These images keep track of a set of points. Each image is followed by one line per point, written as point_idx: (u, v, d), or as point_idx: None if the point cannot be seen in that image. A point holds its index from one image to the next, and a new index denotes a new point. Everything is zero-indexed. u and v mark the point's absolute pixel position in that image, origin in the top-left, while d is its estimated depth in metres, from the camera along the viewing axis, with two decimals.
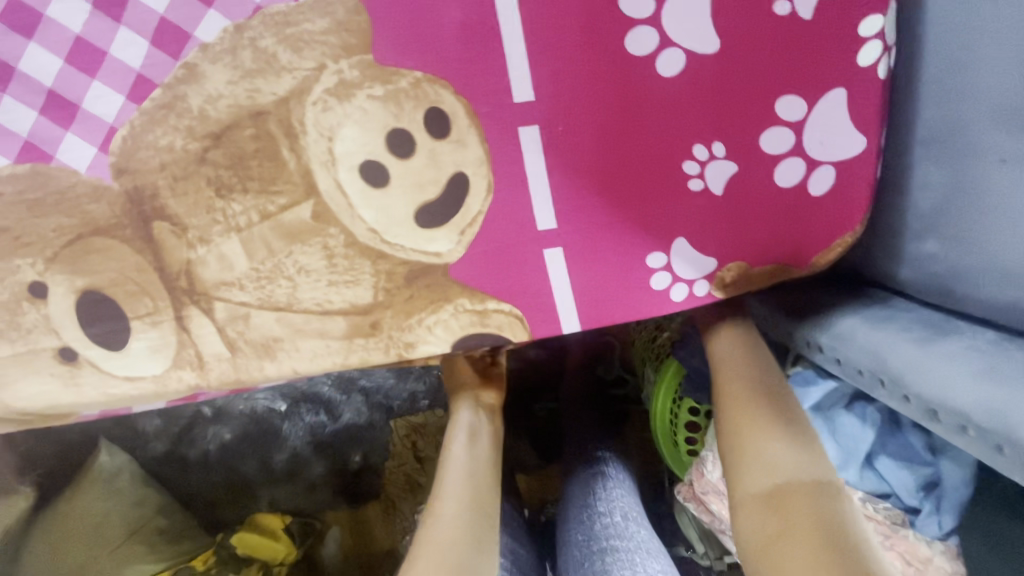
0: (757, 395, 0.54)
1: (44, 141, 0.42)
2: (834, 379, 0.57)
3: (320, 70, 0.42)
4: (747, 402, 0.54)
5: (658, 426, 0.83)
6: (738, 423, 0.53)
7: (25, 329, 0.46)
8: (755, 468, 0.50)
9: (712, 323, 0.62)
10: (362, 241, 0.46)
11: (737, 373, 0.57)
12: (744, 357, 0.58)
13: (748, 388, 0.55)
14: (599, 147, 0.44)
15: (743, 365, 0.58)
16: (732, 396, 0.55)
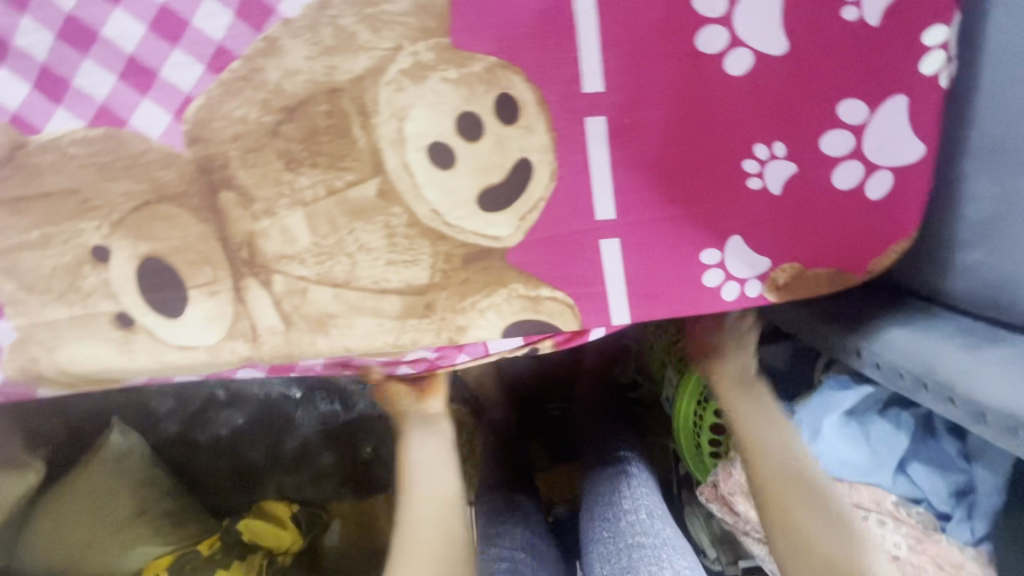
0: (792, 480, 0.55)
1: (119, 106, 0.43)
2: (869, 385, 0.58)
3: (397, 50, 0.43)
4: (787, 484, 0.54)
5: (681, 428, 0.84)
6: (780, 514, 0.54)
7: (85, 292, 0.46)
8: (818, 574, 0.50)
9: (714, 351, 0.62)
10: (424, 222, 0.46)
11: (767, 441, 0.57)
12: (767, 423, 0.58)
13: (782, 464, 0.56)
14: (663, 141, 0.45)
15: (766, 426, 0.58)
16: (770, 480, 0.55)
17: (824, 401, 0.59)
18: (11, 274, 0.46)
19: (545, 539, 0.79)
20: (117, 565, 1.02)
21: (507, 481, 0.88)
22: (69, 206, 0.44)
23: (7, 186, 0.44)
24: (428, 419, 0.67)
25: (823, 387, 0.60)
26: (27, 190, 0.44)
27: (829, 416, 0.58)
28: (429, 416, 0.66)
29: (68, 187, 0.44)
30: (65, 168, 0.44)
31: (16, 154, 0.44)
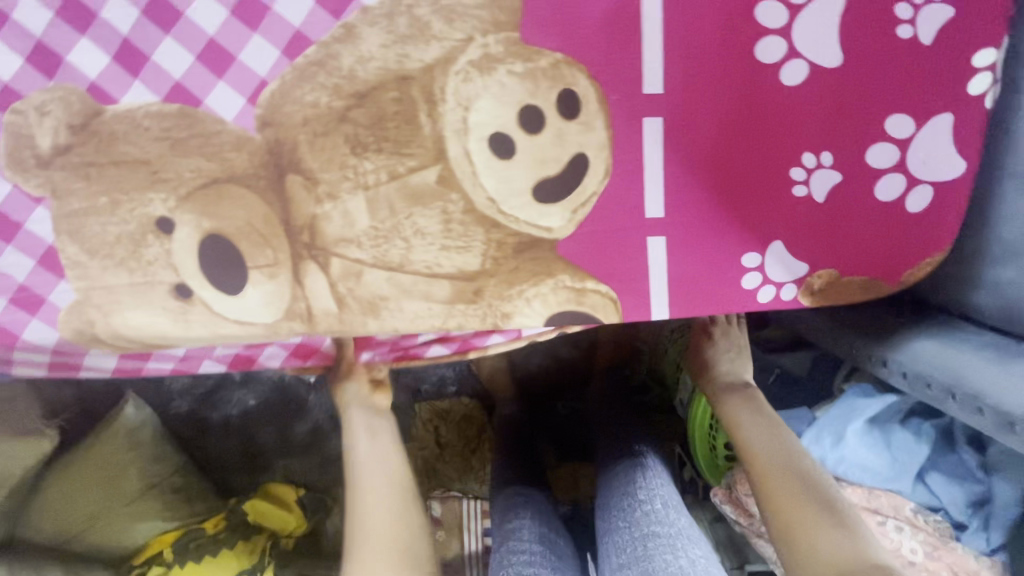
0: (789, 475, 0.54)
1: (195, 86, 0.45)
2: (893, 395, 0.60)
3: (468, 42, 0.44)
4: (773, 458, 0.56)
5: (696, 429, 0.85)
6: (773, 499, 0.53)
7: (146, 261, 0.47)
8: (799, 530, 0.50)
9: (701, 351, 0.72)
10: (480, 210, 0.48)
11: (752, 424, 0.60)
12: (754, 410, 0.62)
13: (768, 440, 0.58)
14: (716, 144, 0.47)
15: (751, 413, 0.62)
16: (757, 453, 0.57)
17: (849, 407, 0.61)
18: (74, 237, 0.47)
19: (560, 530, 0.80)
20: (121, 537, 1.05)
21: (521, 475, 0.88)
22: (139, 177, 0.46)
23: (79, 151, 0.45)
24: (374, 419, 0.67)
25: (845, 396, 0.62)
26: (99, 157, 0.46)
27: (854, 422, 0.59)
28: (376, 410, 0.67)
29: (139, 158, 0.46)
30: (138, 139, 0.45)
31: (91, 121, 0.45)
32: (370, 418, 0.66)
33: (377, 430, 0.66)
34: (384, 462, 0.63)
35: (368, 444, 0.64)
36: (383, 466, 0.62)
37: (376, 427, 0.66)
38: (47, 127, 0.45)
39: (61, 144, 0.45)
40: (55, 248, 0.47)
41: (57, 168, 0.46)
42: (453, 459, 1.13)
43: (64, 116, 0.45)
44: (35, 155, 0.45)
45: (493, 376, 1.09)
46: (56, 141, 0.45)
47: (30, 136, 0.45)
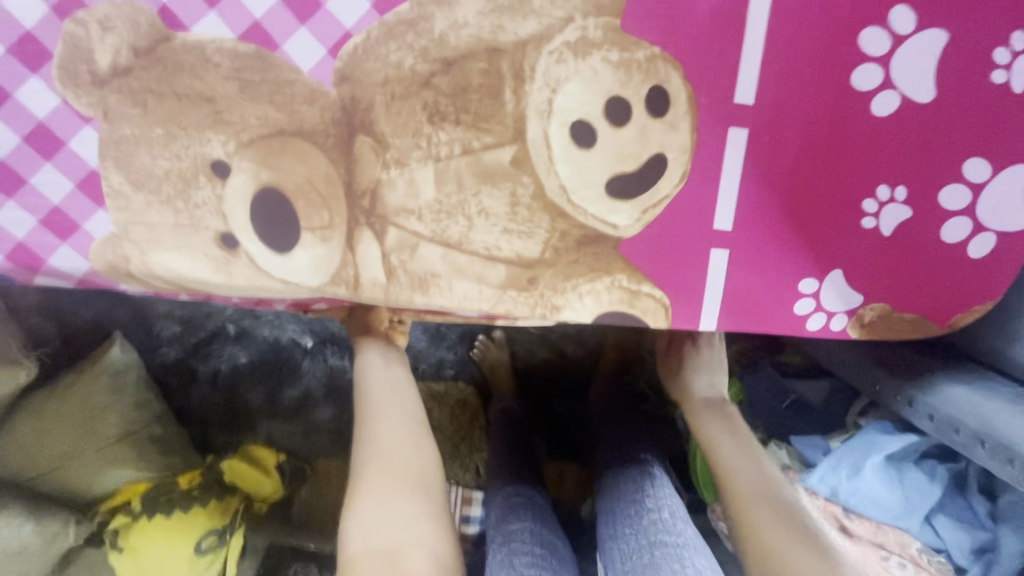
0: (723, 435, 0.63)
1: (274, 28, 0.42)
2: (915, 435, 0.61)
3: (567, 22, 0.43)
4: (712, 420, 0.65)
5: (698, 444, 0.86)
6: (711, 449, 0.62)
7: (194, 203, 0.45)
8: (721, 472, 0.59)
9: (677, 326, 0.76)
10: (550, 197, 0.46)
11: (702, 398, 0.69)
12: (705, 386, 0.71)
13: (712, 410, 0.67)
14: (796, 165, 0.47)
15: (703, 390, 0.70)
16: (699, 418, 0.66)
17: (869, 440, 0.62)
18: (121, 165, 0.44)
19: (557, 529, 0.80)
20: (90, 483, 1.01)
21: (518, 471, 0.90)
22: (200, 115, 0.44)
23: (139, 76, 0.43)
24: (387, 354, 0.75)
25: (866, 431, 0.64)
26: (160, 86, 0.43)
27: (872, 456, 0.61)
28: (387, 351, 0.75)
29: (204, 94, 0.43)
30: (205, 74, 0.43)
31: (158, 46, 0.42)
32: (387, 353, 0.75)
33: (392, 361, 0.74)
34: (397, 392, 0.70)
35: (380, 376, 0.72)
36: (396, 395, 0.70)
37: (391, 360, 0.75)
38: (108, 45, 0.42)
39: (120, 65, 0.43)
40: (97, 173, 0.44)
41: (112, 89, 0.43)
42: (442, 442, 1.12)
43: (129, 35, 0.42)
44: (90, 72, 0.43)
45: (493, 366, 1.13)
46: (116, 61, 0.42)
47: (89, 51, 0.42)
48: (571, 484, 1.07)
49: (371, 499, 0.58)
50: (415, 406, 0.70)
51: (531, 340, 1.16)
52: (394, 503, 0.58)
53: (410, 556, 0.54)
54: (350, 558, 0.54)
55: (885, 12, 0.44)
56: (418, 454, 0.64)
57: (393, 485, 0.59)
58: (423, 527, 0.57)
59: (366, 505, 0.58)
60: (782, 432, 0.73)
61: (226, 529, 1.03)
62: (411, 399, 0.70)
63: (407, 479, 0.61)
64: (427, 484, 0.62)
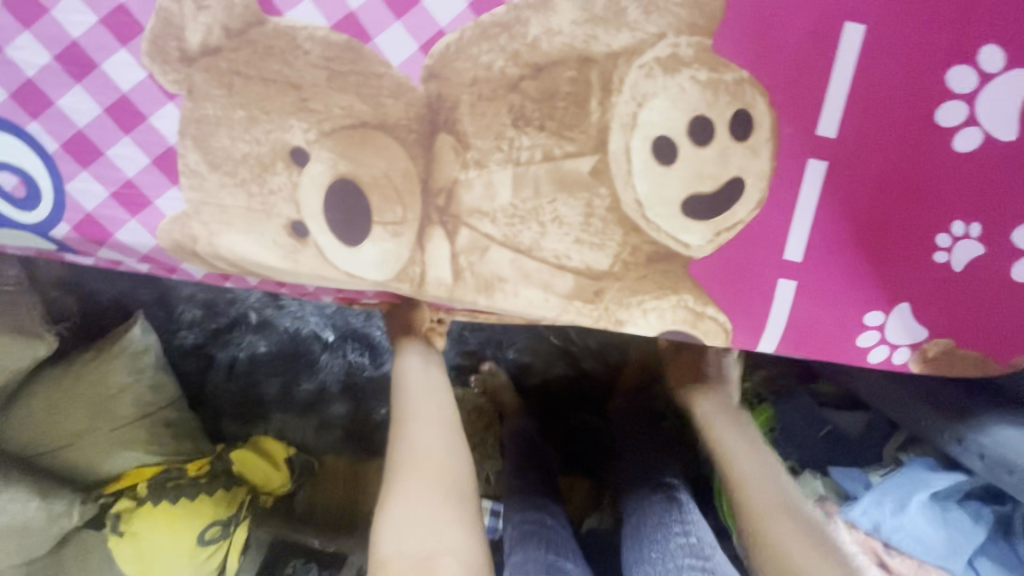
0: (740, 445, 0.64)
1: (369, 21, 0.42)
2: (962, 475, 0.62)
3: (660, 37, 0.43)
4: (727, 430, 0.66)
5: None
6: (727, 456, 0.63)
7: (269, 188, 0.45)
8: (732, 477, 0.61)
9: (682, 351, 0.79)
10: (625, 210, 0.46)
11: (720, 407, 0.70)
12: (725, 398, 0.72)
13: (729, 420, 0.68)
14: (873, 198, 0.47)
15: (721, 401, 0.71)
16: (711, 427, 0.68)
17: (917, 477, 0.64)
18: (200, 144, 0.44)
19: (572, 548, 0.81)
20: (102, 462, 1.01)
21: (533, 488, 0.90)
22: (285, 101, 0.43)
23: (227, 56, 0.42)
24: (426, 354, 0.75)
25: (907, 468, 0.66)
26: (247, 69, 0.43)
27: (918, 493, 0.63)
28: (425, 351, 0.75)
29: (291, 81, 0.43)
30: (294, 60, 0.42)
31: (250, 29, 0.42)
32: (426, 353, 0.75)
33: (430, 360, 0.75)
34: (434, 393, 0.70)
35: (420, 376, 0.72)
36: (434, 395, 0.70)
37: (431, 360, 0.75)
38: (200, 23, 0.42)
39: (211, 44, 0.42)
40: (175, 150, 0.44)
41: (199, 68, 0.42)
42: None
43: (222, 15, 0.42)
44: (179, 48, 0.42)
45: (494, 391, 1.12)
46: (207, 40, 0.42)
47: (180, 28, 0.42)
48: (580, 497, 1.08)
49: (405, 499, 0.57)
50: (450, 406, 0.70)
51: (551, 351, 1.15)
52: (428, 505, 0.57)
53: (445, 563, 0.53)
54: (382, 557, 0.54)
55: (974, 50, 0.44)
56: (452, 455, 0.63)
57: (426, 487, 0.59)
58: (457, 534, 0.56)
59: (400, 503, 0.57)
60: (819, 462, 0.75)
61: (231, 520, 1.03)
62: (447, 400, 0.70)
63: (442, 480, 0.60)
64: (459, 489, 0.60)
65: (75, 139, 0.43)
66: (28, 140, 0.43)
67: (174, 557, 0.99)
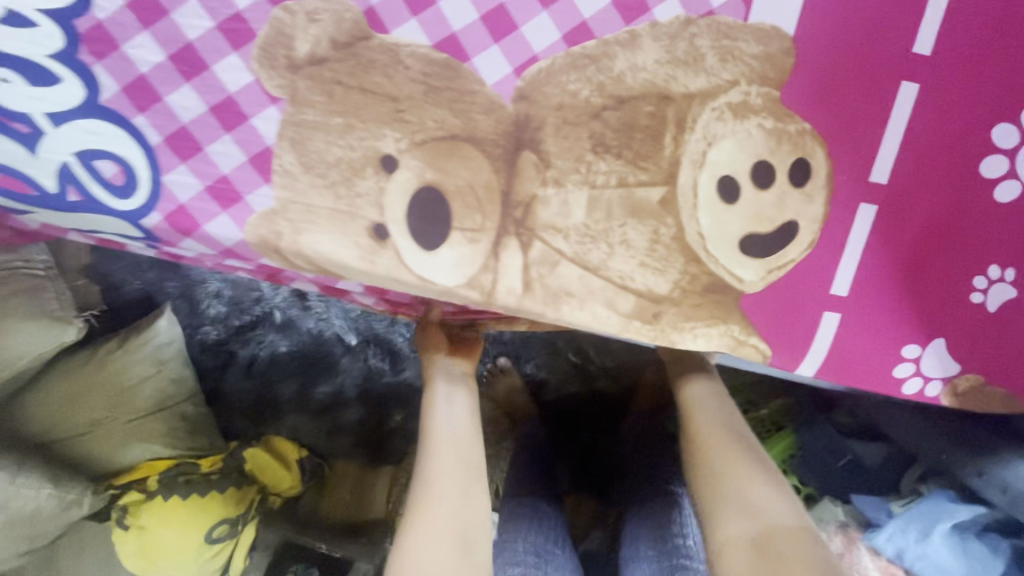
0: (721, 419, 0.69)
1: (469, 43, 0.45)
2: (984, 506, 0.66)
3: (733, 84, 0.46)
4: (707, 405, 0.71)
5: None
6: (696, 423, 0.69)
7: (356, 193, 0.47)
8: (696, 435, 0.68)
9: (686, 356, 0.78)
10: (688, 240, 0.49)
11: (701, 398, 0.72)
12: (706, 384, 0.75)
13: (711, 398, 0.72)
14: (917, 239, 0.50)
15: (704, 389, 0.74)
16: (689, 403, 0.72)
17: (937, 507, 0.68)
18: (296, 147, 0.46)
19: (563, 531, 0.92)
20: (115, 453, 1.00)
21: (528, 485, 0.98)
22: (382, 111, 0.46)
23: (332, 67, 0.45)
24: (449, 390, 0.74)
25: (929, 498, 0.70)
26: (350, 80, 0.45)
27: (940, 523, 0.67)
28: (453, 374, 0.76)
29: (390, 94, 0.45)
30: (394, 75, 0.45)
31: (356, 43, 0.45)
32: (451, 384, 0.75)
33: (454, 391, 0.74)
34: (455, 433, 0.69)
35: (444, 411, 0.71)
36: (454, 436, 0.69)
37: (453, 392, 0.74)
38: (310, 35, 0.44)
39: (318, 55, 0.45)
40: (271, 151, 0.46)
41: (304, 76, 0.45)
42: None
43: (331, 30, 0.44)
44: (288, 57, 0.45)
45: (508, 394, 1.13)
46: (314, 50, 0.45)
47: (290, 38, 0.44)
48: (584, 516, 1.07)
49: (413, 550, 0.59)
50: (473, 454, 0.68)
51: (567, 370, 1.17)
52: (436, 558, 0.59)
53: None
54: None
55: (1016, 112, 0.48)
56: (467, 507, 0.63)
57: (437, 539, 0.60)
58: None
59: (409, 554, 0.59)
60: (840, 490, 0.79)
61: (239, 519, 1.02)
62: (470, 448, 0.68)
63: (452, 532, 0.61)
64: (469, 536, 0.62)
65: (177, 134, 0.45)
66: (132, 131, 0.45)
67: (178, 554, 0.98)
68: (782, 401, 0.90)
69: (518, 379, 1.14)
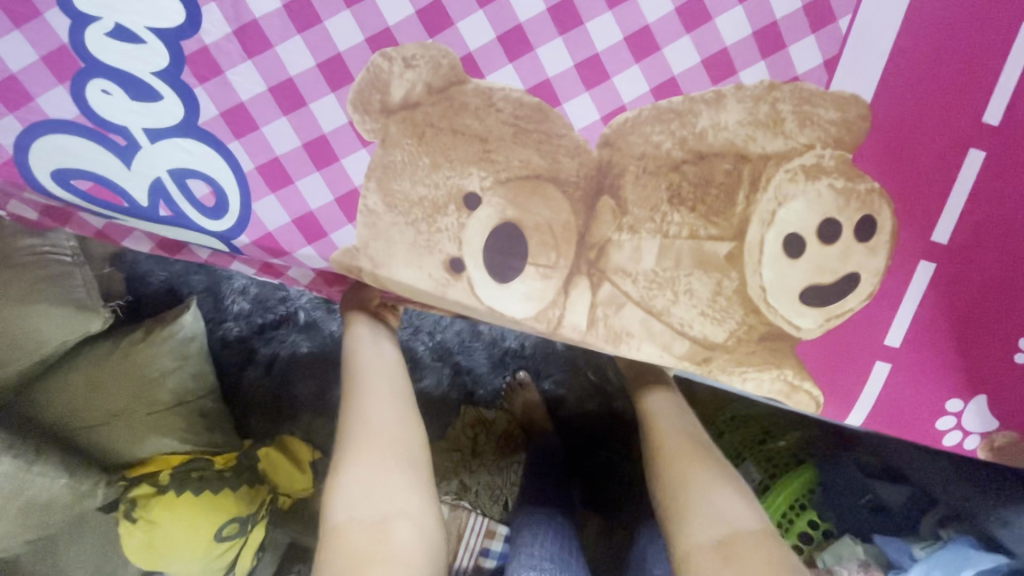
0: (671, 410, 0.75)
1: (561, 89, 0.46)
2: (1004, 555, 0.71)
3: (808, 148, 0.48)
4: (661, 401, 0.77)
5: (779, 497, 0.88)
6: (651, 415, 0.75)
7: (436, 228, 0.49)
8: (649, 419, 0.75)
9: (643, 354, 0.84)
10: (750, 293, 0.50)
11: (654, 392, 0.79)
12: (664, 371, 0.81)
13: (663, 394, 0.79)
14: (970, 300, 0.52)
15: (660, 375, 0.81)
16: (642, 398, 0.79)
17: (962, 553, 0.72)
18: (382, 187, 0.48)
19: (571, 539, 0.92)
20: (130, 446, 0.99)
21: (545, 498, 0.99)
22: (469, 151, 0.47)
23: (425, 110, 0.46)
24: (377, 336, 0.74)
25: (950, 544, 0.74)
26: (441, 122, 0.46)
27: (965, 570, 0.71)
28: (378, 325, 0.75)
29: (479, 134, 0.47)
30: (485, 117, 0.46)
31: (451, 88, 0.46)
32: (376, 328, 0.75)
33: (379, 335, 0.75)
34: (387, 364, 0.72)
35: (372, 350, 0.72)
36: (386, 366, 0.71)
37: (379, 335, 0.75)
38: (406, 81, 0.45)
39: (411, 99, 0.46)
40: (358, 191, 0.48)
41: (397, 119, 0.46)
42: (484, 467, 1.15)
43: (427, 75, 0.45)
44: (381, 101, 0.46)
45: (525, 409, 1.14)
46: (409, 95, 0.46)
47: (387, 83, 0.45)
48: (592, 532, 1.07)
49: (358, 470, 0.60)
50: (402, 384, 0.71)
51: (585, 388, 1.18)
52: (382, 474, 0.60)
53: (396, 528, 0.58)
54: (336, 525, 0.58)
55: None
56: (404, 425, 0.66)
57: (382, 456, 0.61)
58: (409, 497, 0.60)
59: (353, 473, 0.60)
60: (866, 530, 0.84)
61: (249, 518, 0.99)
62: (400, 382, 0.70)
63: (395, 448, 0.63)
64: (413, 454, 0.64)
65: (273, 161, 0.47)
66: (226, 154, 0.47)
67: (189, 548, 0.95)
68: (802, 434, 0.94)
69: (537, 395, 1.16)
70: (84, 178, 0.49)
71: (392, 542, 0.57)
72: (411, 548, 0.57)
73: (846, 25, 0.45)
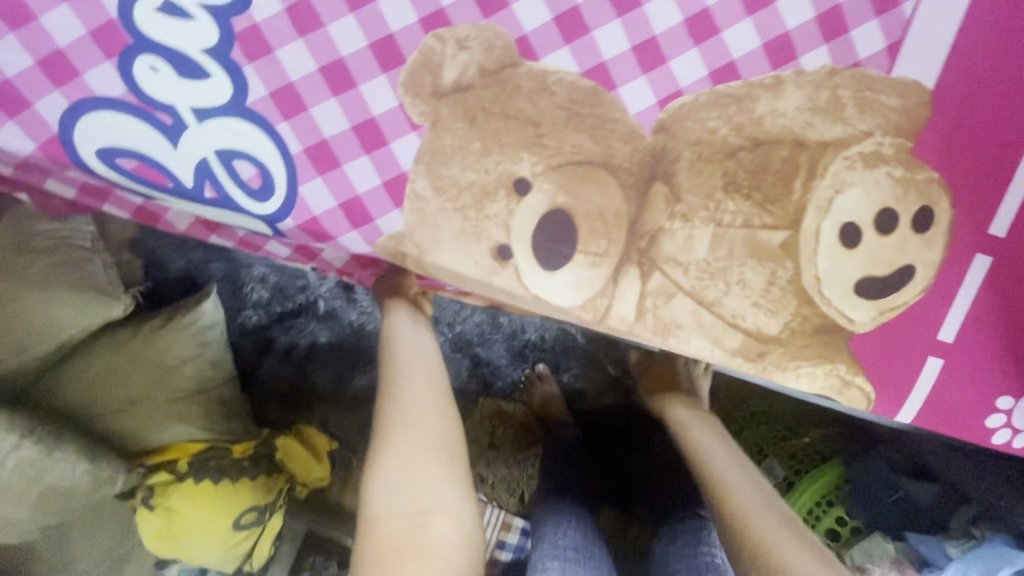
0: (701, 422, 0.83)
1: (616, 72, 0.45)
2: None
3: (868, 135, 0.46)
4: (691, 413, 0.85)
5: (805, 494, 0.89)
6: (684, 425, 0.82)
7: (485, 214, 0.48)
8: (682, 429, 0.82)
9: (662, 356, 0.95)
10: (804, 284, 0.49)
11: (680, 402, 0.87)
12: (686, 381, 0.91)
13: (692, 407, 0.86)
14: None
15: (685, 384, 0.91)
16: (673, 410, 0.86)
17: (1000, 553, 0.75)
18: (431, 172, 0.47)
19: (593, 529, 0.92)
20: (148, 432, 0.98)
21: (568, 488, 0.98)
22: (521, 136, 0.46)
23: (477, 93, 0.45)
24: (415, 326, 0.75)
25: (987, 543, 0.76)
26: (493, 105, 0.45)
27: (1003, 568, 0.73)
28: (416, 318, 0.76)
29: (531, 118, 0.45)
30: (539, 101, 0.45)
31: (504, 70, 0.44)
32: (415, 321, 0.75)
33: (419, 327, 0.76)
34: (425, 356, 0.72)
35: (410, 340, 0.73)
36: (426, 358, 0.72)
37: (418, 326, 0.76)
38: (459, 62, 0.44)
39: (464, 81, 0.45)
40: (406, 176, 0.47)
41: (449, 101, 0.45)
42: (500, 457, 1.15)
43: (480, 56, 0.44)
44: (433, 84, 0.44)
45: (545, 400, 1.12)
46: (461, 77, 0.44)
47: (439, 64, 0.44)
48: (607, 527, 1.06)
49: (396, 460, 0.60)
50: (440, 377, 0.71)
51: (605, 382, 1.17)
52: (421, 464, 0.60)
53: (434, 521, 0.56)
54: (372, 516, 0.57)
55: None
56: (443, 418, 0.65)
57: (420, 447, 0.61)
58: (447, 491, 0.59)
59: (392, 464, 0.59)
60: (895, 528, 0.85)
61: (268, 507, 0.97)
62: (437, 369, 0.71)
63: (434, 439, 0.63)
64: (451, 447, 0.63)
65: (320, 144, 0.46)
66: (273, 135, 0.46)
67: (205, 537, 0.94)
68: (823, 431, 0.95)
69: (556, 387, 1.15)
70: (128, 156, 0.48)
71: (429, 535, 0.55)
72: (448, 542, 0.55)
73: (910, 10, 0.44)
